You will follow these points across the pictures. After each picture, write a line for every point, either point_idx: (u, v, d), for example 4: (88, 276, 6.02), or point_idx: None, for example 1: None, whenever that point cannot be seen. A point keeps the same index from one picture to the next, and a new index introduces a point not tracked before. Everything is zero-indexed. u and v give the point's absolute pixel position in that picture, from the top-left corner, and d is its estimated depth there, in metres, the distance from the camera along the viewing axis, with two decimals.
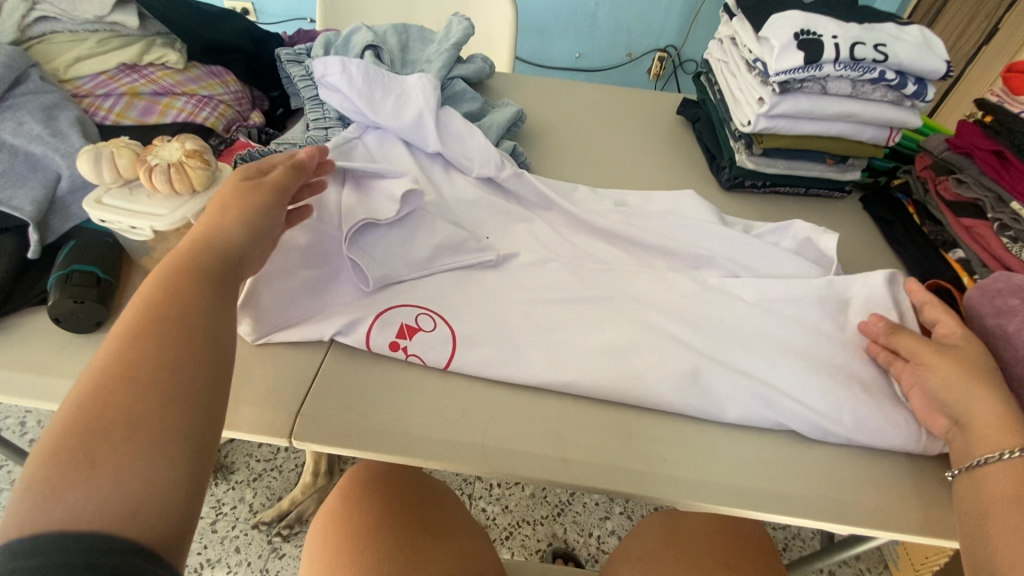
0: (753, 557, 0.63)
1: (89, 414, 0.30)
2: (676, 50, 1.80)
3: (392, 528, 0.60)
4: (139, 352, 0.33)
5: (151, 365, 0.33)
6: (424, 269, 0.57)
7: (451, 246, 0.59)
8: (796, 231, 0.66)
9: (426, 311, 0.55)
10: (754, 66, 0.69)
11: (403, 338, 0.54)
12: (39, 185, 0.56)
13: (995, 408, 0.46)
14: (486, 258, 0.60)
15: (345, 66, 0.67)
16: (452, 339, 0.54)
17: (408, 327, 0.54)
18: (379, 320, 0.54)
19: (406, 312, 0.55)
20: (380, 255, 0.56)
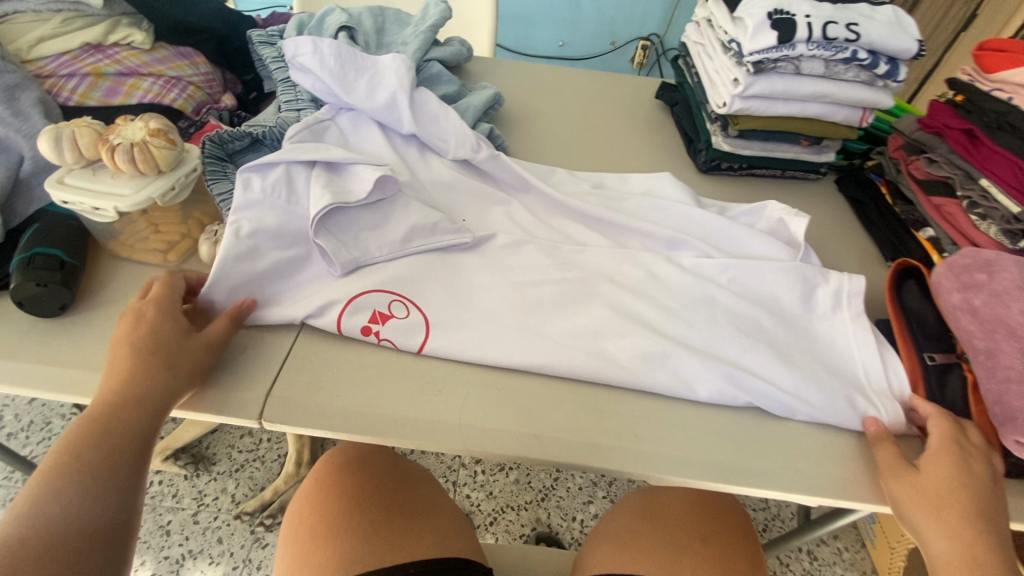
0: (728, 532, 0.64)
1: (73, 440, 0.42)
2: (659, 37, 1.79)
3: (368, 511, 0.60)
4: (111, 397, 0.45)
5: (115, 409, 0.44)
6: (398, 251, 0.57)
7: (424, 228, 0.58)
8: (769, 213, 0.66)
9: (399, 298, 0.55)
10: (729, 47, 0.69)
11: (375, 324, 0.53)
12: (2, 167, 0.55)
13: (957, 547, 0.44)
14: (462, 240, 0.59)
15: (319, 48, 0.67)
16: (424, 326, 0.54)
17: (380, 313, 0.54)
18: (350, 304, 0.53)
19: (379, 299, 0.54)
20: (353, 237, 0.56)
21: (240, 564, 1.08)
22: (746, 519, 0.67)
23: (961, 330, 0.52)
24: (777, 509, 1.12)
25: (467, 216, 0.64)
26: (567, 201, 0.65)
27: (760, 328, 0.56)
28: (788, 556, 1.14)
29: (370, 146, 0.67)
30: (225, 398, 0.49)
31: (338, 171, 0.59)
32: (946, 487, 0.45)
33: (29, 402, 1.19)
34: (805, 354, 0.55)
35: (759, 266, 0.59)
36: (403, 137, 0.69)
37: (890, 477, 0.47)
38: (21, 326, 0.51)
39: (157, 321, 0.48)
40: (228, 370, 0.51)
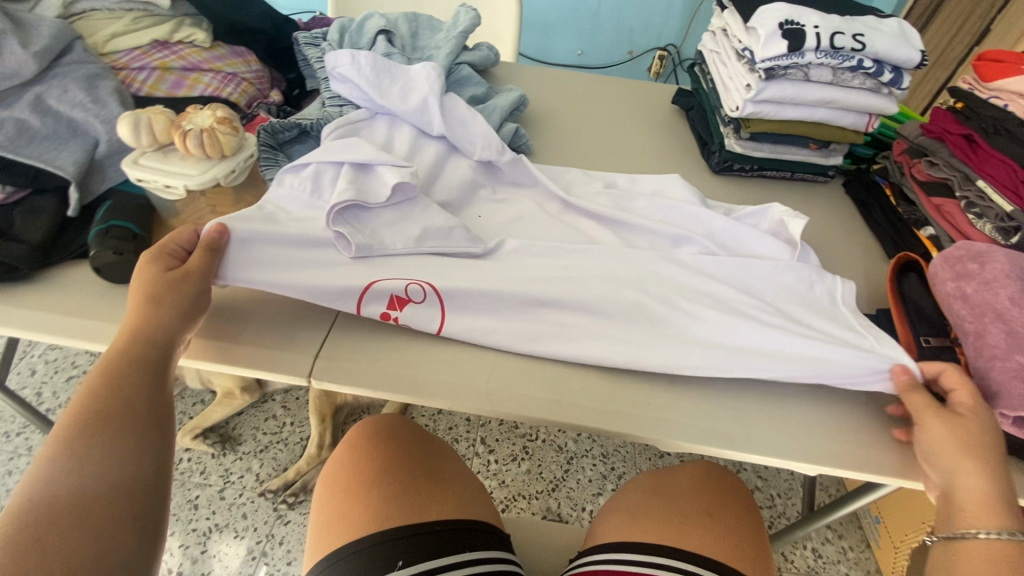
0: (733, 508, 0.67)
1: (85, 405, 0.43)
2: (676, 49, 1.84)
3: (397, 472, 0.65)
4: (122, 361, 0.46)
5: (122, 373, 0.45)
6: (414, 246, 0.59)
7: (438, 231, 0.60)
8: (772, 215, 0.69)
9: (415, 282, 0.56)
10: (742, 55, 0.74)
11: (394, 309, 0.56)
12: (81, 148, 0.61)
13: (983, 484, 0.47)
14: (474, 249, 0.61)
15: (358, 57, 0.71)
16: (440, 309, 0.56)
17: (397, 298, 0.55)
18: (367, 292, 0.55)
19: (396, 283, 0.55)
20: (375, 229, 0.58)
21: (263, 539, 1.13)
22: (750, 497, 0.71)
23: (954, 315, 0.56)
24: (783, 507, 1.14)
25: (481, 213, 0.69)
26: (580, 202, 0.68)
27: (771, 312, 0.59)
28: (793, 553, 1.16)
29: (398, 147, 0.70)
30: (277, 358, 0.54)
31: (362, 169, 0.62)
32: (976, 432, 0.48)
33: (69, 379, 1.26)
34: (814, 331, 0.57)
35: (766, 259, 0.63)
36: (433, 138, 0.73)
37: (925, 420, 0.50)
38: (97, 289, 0.57)
39: (148, 284, 0.49)
40: (276, 333, 0.56)
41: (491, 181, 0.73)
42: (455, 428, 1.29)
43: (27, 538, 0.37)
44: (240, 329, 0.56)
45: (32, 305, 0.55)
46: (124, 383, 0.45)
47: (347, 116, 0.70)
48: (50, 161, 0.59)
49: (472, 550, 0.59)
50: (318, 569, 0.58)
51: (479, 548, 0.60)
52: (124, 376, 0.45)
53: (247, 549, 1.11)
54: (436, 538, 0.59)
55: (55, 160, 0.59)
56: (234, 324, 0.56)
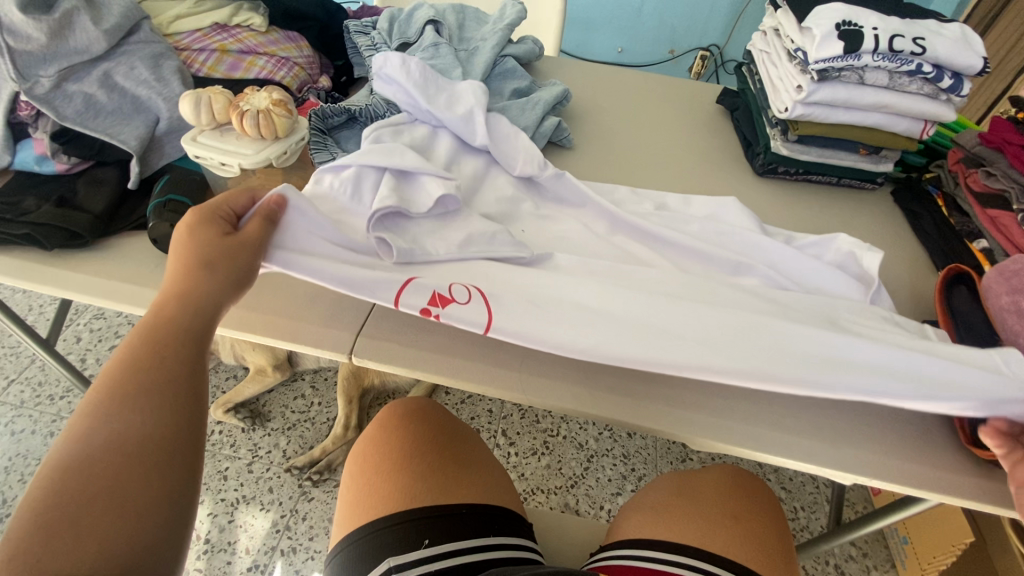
0: (760, 514, 0.66)
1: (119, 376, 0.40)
2: (718, 49, 1.81)
3: (425, 454, 0.66)
4: (165, 332, 0.43)
5: (162, 342, 0.43)
6: (457, 252, 0.56)
7: (483, 237, 0.58)
8: (838, 245, 0.63)
9: (460, 283, 0.55)
10: (795, 56, 0.73)
11: (435, 307, 0.53)
12: (143, 125, 0.64)
13: None
14: (521, 256, 0.58)
15: (406, 61, 0.69)
16: (485, 308, 0.53)
17: (442, 296, 0.54)
18: (412, 284, 0.54)
19: (441, 282, 0.55)
20: (415, 237, 0.57)
21: (287, 514, 1.15)
22: (777, 505, 0.69)
23: (1009, 331, 0.55)
24: (806, 520, 1.12)
25: (526, 227, 0.65)
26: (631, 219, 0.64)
27: (827, 312, 0.56)
28: (814, 567, 1.14)
29: (436, 156, 0.68)
30: (319, 333, 0.56)
31: (404, 177, 0.61)
32: None
33: (111, 348, 1.31)
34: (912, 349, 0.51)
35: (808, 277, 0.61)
36: (473, 149, 0.71)
37: None
38: (154, 259, 0.60)
39: (194, 249, 0.47)
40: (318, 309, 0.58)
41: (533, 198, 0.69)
42: (477, 417, 1.30)
43: (59, 517, 0.34)
44: (284, 305, 0.58)
45: (93, 270, 0.58)
46: (161, 354, 0.42)
47: (391, 121, 0.69)
48: (115, 136, 0.62)
49: (496, 535, 0.60)
50: (345, 542, 0.60)
51: (502, 533, 0.61)
52: (163, 348, 0.42)
53: (272, 523, 1.14)
54: (461, 520, 0.60)
55: (120, 135, 0.62)
56: (277, 302, 0.58)
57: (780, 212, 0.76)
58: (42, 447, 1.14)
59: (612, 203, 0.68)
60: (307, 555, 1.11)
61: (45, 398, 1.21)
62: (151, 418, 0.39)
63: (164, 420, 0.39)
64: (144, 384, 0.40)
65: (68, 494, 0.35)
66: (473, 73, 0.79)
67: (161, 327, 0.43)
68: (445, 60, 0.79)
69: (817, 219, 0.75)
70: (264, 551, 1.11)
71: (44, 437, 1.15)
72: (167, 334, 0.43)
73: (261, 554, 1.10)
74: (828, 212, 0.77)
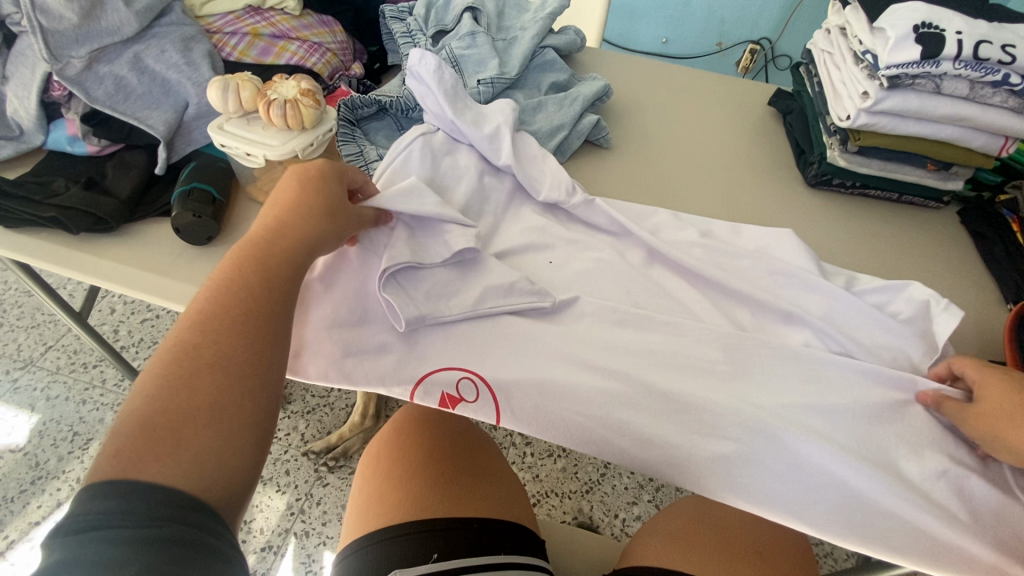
0: (784, 550, 0.63)
1: (226, 300, 0.41)
2: (770, 43, 1.70)
3: (437, 464, 0.64)
4: (272, 267, 0.44)
5: (270, 277, 0.44)
6: (472, 309, 0.53)
7: (500, 288, 0.54)
8: (911, 294, 0.57)
9: (469, 376, 0.53)
10: (863, 59, 0.67)
11: (446, 406, 0.53)
12: (171, 110, 0.63)
13: None
14: (542, 303, 0.54)
15: (440, 67, 0.65)
16: (495, 410, 0.52)
17: (449, 396, 0.52)
18: (420, 386, 0.53)
19: (448, 379, 0.53)
20: (430, 285, 0.54)
21: (302, 497, 1.15)
22: (806, 548, 0.65)
23: None
24: None
25: (552, 259, 0.61)
26: (669, 252, 0.60)
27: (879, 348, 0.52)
28: None
29: (452, 195, 0.63)
30: (337, 330, 0.53)
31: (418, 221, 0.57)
32: None
33: (143, 321, 1.34)
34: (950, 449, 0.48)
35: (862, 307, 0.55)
36: (497, 170, 0.67)
37: None
38: (175, 248, 0.59)
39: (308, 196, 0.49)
40: (330, 297, 0.54)
41: (559, 223, 0.65)
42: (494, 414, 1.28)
43: (163, 419, 0.34)
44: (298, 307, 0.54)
45: (114, 257, 0.57)
46: (252, 299, 0.42)
47: (415, 131, 0.65)
48: (143, 120, 0.61)
49: (508, 553, 0.57)
50: (351, 549, 0.59)
51: (514, 551, 0.58)
52: (243, 305, 0.41)
53: (287, 505, 1.14)
54: (472, 535, 0.57)
55: (147, 120, 0.62)
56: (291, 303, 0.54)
57: (830, 228, 0.71)
58: (74, 414, 1.18)
59: (649, 232, 0.63)
60: (319, 540, 1.11)
61: (79, 366, 1.25)
62: (224, 381, 0.37)
63: (237, 383, 0.38)
64: (221, 344, 0.39)
65: (137, 442, 0.33)
66: (509, 65, 0.76)
67: (244, 281, 0.43)
68: (482, 50, 0.75)
69: (872, 240, 0.70)
70: (278, 533, 1.11)
71: (76, 405, 1.19)
72: (261, 274, 0.44)
73: (274, 535, 1.11)
74: (886, 232, 0.71)
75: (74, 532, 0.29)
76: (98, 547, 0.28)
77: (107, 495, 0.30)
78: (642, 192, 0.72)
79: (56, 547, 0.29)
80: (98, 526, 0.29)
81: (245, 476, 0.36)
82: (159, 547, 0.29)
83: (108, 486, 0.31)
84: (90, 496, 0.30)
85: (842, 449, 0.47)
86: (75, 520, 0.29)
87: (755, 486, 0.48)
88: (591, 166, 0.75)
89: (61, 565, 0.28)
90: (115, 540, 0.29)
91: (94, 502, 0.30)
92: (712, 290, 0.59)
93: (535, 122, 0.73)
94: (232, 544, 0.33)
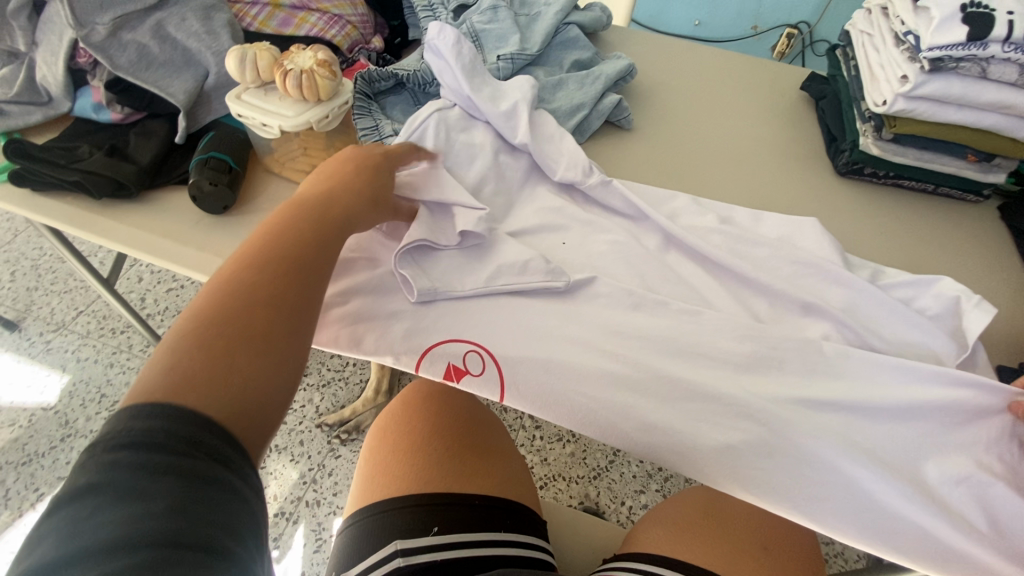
0: (792, 547, 0.61)
1: (278, 245, 0.42)
2: (808, 27, 1.63)
3: (443, 440, 0.64)
4: (320, 224, 0.45)
5: (318, 230, 0.45)
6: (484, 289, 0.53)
7: (512, 267, 0.53)
8: (939, 290, 0.54)
9: (476, 350, 0.52)
10: (905, 40, 0.63)
11: (450, 377, 0.52)
12: (192, 79, 0.64)
13: None
14: (554, 284, 0.53)
15: (458, 41, 0.64)
16: (499, 383, 0.52)
17: (456, 368, 0.52)
18: (426, 356, 0.52)
19: (455, 351, 0.52)
20: (444, 260, 0.54)
21: (315, 467, 1.17)
22: (813, 546, 0.63)
23: None
24: None
25: (566, 240, 0.60)
26: (686, 237, 0.58)
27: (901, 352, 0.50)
28: None
29: (466, 171, 0.62)
30: (348, 303, 0.54)
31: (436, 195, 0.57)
32: None
33: (168, 290, 1.37)
34: (971, 452, 0.46)
35: (885, 302, 0.53)
36: (512, 148, 0.65)
37: None
38: (192, 216, 0.60)
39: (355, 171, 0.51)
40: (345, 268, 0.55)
41: (575, 204, 0.63)
42: None
43: (212, 347, 0.34)
44: None
45: (134, 223, 0.59)
46: (300, 248, 0.43)
47: (431, 106, 0.64)
48: (164, 89, 0.62)
49: (507, 531, 0.58)
50: (355, 518, 0.60)
51: (514, 529, 0.58)
52: (291, 251, 0.42)
53: (300, 474, 1.16)
54: (474, 512, 0.58)
55: (168, 88, 0.62)
56: None
57: (858, 220, 0.68)
58: (102, 377, 1.22)
59: (667, 217, 0.62)
60: (331, 510, 1.12)
61: (107, 331, 1.29)
62: (271, 322, 0.37)
63: (281, 327, 0.38)
64: (269, 287, 0.39)
65: (187, 365, 0.33)
66: (530, 41, 0.74)
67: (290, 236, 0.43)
68: (503, 25, 0.74)
69: (903, 232, 0.67)
70: (291, 501, 1.13)
71: (104, 368, 1.23)
72: (310, 227, 0.45)
73: (287, 503, 1.13)
74: (917, 225, 0.68)
75: (112, 451, 0.27)
76: (131, 474, 0.27)
77: (149, 415, 0.29)
78: (662, 175, 0.70)
79: (89, 469, 0.27)
80: (135, 445, 0.28)
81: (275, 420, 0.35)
82: (192, 483, 0.28)
83: (151, 404, 0.30)
84: (130, 416, 0.29)
85: (853, 444, 0.46)
86: (115, 437, 0.28)
87: (760, 476, 0.47)
88: (610, 147, 0.73)
89: (89, 488, 0.26)
90: (149, 468, 0.27)
91: (135, 421, 0.29)
92: (728, 279, 0.58)
93: (555, 100, 0.71)
94: (258, 492, 0.31)
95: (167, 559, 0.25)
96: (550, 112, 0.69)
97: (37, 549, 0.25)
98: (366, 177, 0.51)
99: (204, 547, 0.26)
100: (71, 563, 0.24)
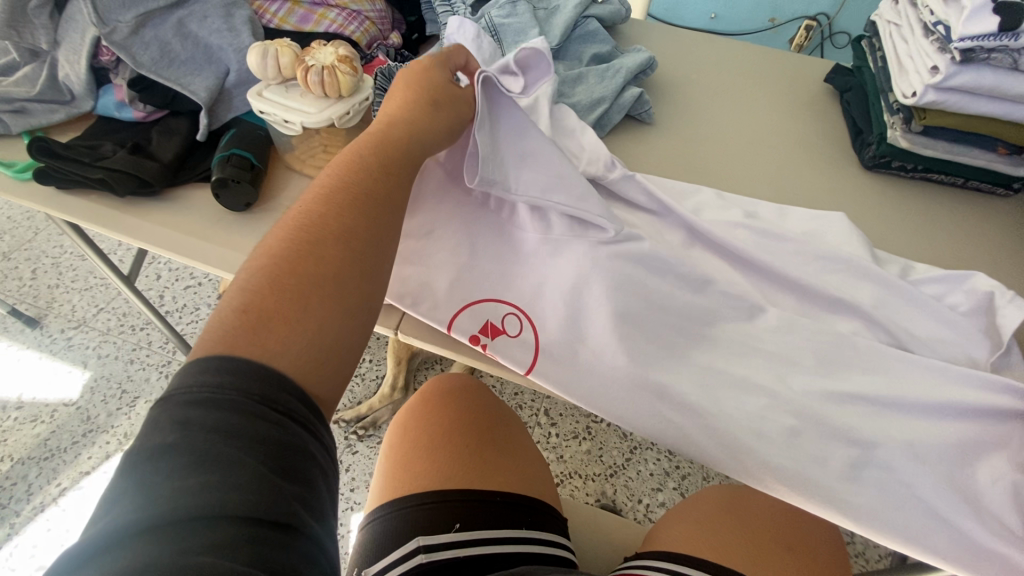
0: (819, 548, 0.60)
1: (349, 181, 0.41)
2: (827, 19, 1.60)
3: (465, 435, 0.64)
4: (387, 159, 0.45)
5: (386, 166, 0.44)
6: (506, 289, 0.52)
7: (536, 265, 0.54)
8: (972, 285, 0.53)
9: (515, 312, 0.52)
10: (934, 30, 0.62)
11: (485, 335, 0.52)
12: (213, 76, 0.64)
13: None
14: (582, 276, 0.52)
15: (479, 35, 0.64)
16: (534, 348, 0.51)
17: (493, 326, 0.52)
18: (467, 310, 0.52)
19: (494, 310, 0.52)
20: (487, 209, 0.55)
21: None
22: (842, 547, 0.62)
23: None
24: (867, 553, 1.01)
25: None
26: (710, 231, 0.57)
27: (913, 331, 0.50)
28: None
29: None
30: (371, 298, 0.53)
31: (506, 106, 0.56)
32: None
33: (186, 287, 1.38)
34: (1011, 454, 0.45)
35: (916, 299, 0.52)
36: None
37: None
38: (215, 213, 0.60)
39: (416, 104, 0.50)
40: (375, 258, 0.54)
41: (597, 199, 0.62)
42: (520, 395, 1.24)
43: (286, 290, 0.35)
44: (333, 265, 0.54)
45: (157, 220, 0.59)
46: (369, 182, 0.42)
47: None
48: (185, 86, 0.62)
49: (529, 528, 0.57)
50: (376, 513, 0.60)
51: (535, 527, 0.58)
52: (363, 186, 0.42)
53: None
54: (495, 508, 0.57)
55: (189, 85, 0.63)
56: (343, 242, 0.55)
57: (886, 216, 0.66)
58: (123, 372, 1.24)
59: (690, 212, 0.60)
60: (347, 506, 1.13)
61: (128, 328, 1.30)
62: (342, 259, 0.37)
63: (353, 266, 0.38)
64: (341, 224, 0.39)
65: (262, 306, 0.33)
66: (550, 35, 0.73)
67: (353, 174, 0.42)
68: (522, 19, 0.73)
69: (930, 227, 0.65)
70: None
71: (125, 364, 1.25)
72: (379, 161, 0.44)
73: None
74: (945, 219, 0.66)
75: (187, 409, 0.28)
76: (207, 438, 0.27)
77: (224, 370, 0.29)
78: (683, 170, 0.69)
79: (160, 431, 0.27)
80: (209, 405, 0.28)
81: (341, 359, 0.35)
82: (268, 450, 0.28)
83: (222, 354, 0.30)
84: (202, 369, 0.29)
85: (882, 442, 0.46)
86: (186, 392, 0.28)
87: (788, 472, 0.46)
88: (631, 142, 0.73)
89: (166, 449, 0.26)
90: (227, 431, 0.27)
91: (205, 374, 0.29)
92: (753, 275, 0.57)
93: (575, 94, 0.70)
94: (327, 456, 0.32)
95: (245, 539, 0.25)
96: (571, 106, 0.68)
97: (112, 510, 0.25)
98: (427, 109, 0.50)
99: (280, 524, 0.26)
100: (143, 532, 0.24)
